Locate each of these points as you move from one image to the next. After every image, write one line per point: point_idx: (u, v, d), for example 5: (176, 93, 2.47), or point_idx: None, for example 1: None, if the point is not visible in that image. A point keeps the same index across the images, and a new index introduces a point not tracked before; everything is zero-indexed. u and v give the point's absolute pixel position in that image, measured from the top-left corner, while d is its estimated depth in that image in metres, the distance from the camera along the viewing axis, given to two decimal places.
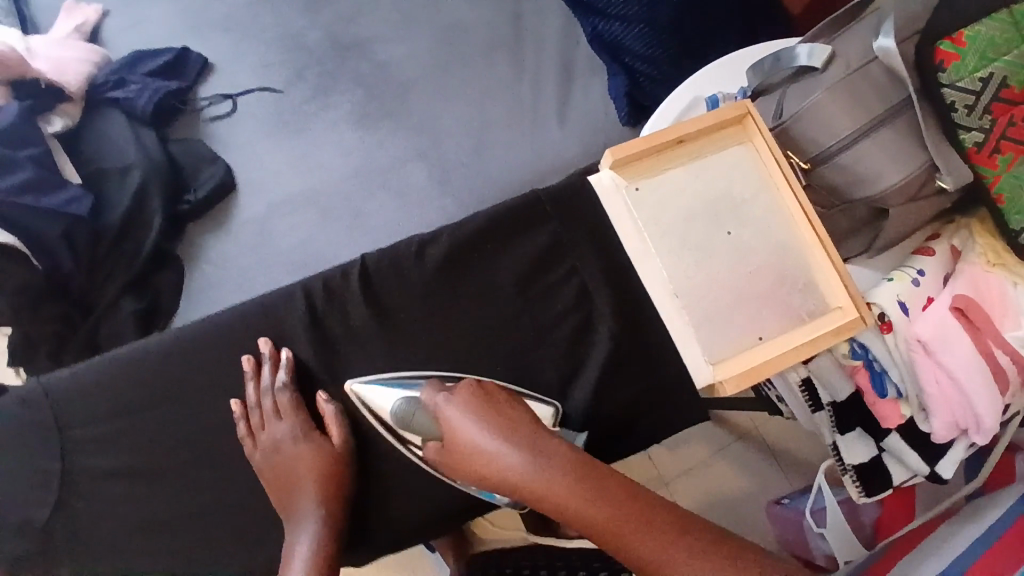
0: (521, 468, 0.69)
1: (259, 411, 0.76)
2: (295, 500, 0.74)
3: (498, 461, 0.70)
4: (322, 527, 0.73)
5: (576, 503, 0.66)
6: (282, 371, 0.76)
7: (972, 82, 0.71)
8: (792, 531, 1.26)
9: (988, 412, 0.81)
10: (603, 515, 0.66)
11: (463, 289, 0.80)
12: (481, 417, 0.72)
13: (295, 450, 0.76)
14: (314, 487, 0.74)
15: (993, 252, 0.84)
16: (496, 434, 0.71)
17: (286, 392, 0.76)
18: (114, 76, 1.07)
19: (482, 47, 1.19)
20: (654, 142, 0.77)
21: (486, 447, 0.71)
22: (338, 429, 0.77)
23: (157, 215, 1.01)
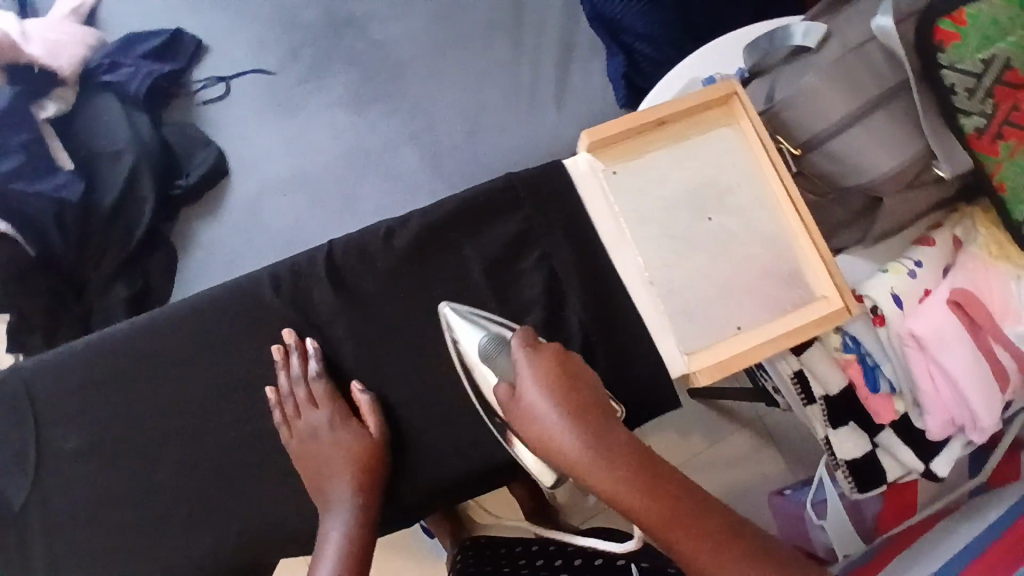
0: (584, 455, 0.59)
1: (292, 401, 0.71)
2: (329, 492, 0.69)
3: (560, 440, 0.60)
4: (357, 514, 0.68)
5: (638, 502, 0.58)
6: (311, 362, 0.71)
7: (975, 63, 0.67)
8: (794, 522, 1.20)
9: (984, 410, 0.78)
10: (666, 522, 0.58)
11: (430, 272, 0.75)
12: (551, 389, 0.62)
13: (331, 442, 0.71)
14: (351, 475, 0.70)
15: (996, 243, 0.80)
16: (567, 412, 0.61)
17: (321, 380, 0.71)
18: (108, 59, 1.07)
19: (480, 26, 1.16)
20: (634, 123, 0.75)
21: (551, 425, 0.60)
22: (374, 419, 0.71)
23: (148, 198, 1.02)
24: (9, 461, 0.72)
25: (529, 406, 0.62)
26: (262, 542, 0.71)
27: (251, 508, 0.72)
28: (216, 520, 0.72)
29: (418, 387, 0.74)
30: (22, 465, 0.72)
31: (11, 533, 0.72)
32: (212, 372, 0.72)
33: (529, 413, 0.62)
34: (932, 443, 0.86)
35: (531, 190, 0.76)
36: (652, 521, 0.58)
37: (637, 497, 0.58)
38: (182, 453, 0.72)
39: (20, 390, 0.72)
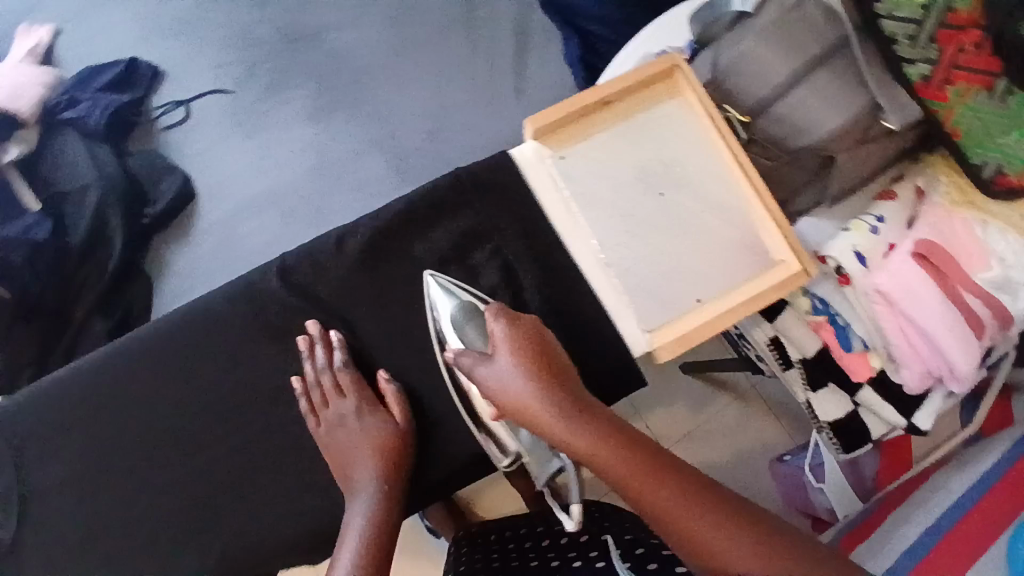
0: (560, 421, 0.62)
1: (319, 390, 0.73)
2: (355, 481, 0.71)
3: (537, 407, 0.62)
4: (381, 499, 0.69)
5: (614, 465, 0.60)
6: (337, 353, 0.73)
7: (914, 9, 0.65)
8: (796, 487, 1.13)
9: (960, 360, 0.77)
10: (641, 483, 0.60)
11: (385, 277, 0.75)
12: (527, 362, 0.64)
13: (358, 431, 0.72)
14: (379, 461, 0.71)
15: (957, 190, 0.78)
16: (543, 382, 0.63)
17: (347, 369, 0.73)
18: (66, 96, 1.08)
19: (433, 25, 1.15)
20: (578, 105, 0.73)
21: (527, 394, 0.62)
22: (399, 407, 0.72)
23: (118, 231, 1.03)
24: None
25: (503, 378, 0.63)
26: (247, 558, 0.73)
27: (234, 526, 0.73)
28: (201, 540, 0.73)
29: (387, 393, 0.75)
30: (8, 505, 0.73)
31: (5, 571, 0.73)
32: (182, 396, 0.73)
33: (506, 386, 0.63)
34: (913, 397, 0.85)
35: (480, 186, 0.77)
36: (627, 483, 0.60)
37: (625, 464, 0.60)
38: (161, 478, 0.73)
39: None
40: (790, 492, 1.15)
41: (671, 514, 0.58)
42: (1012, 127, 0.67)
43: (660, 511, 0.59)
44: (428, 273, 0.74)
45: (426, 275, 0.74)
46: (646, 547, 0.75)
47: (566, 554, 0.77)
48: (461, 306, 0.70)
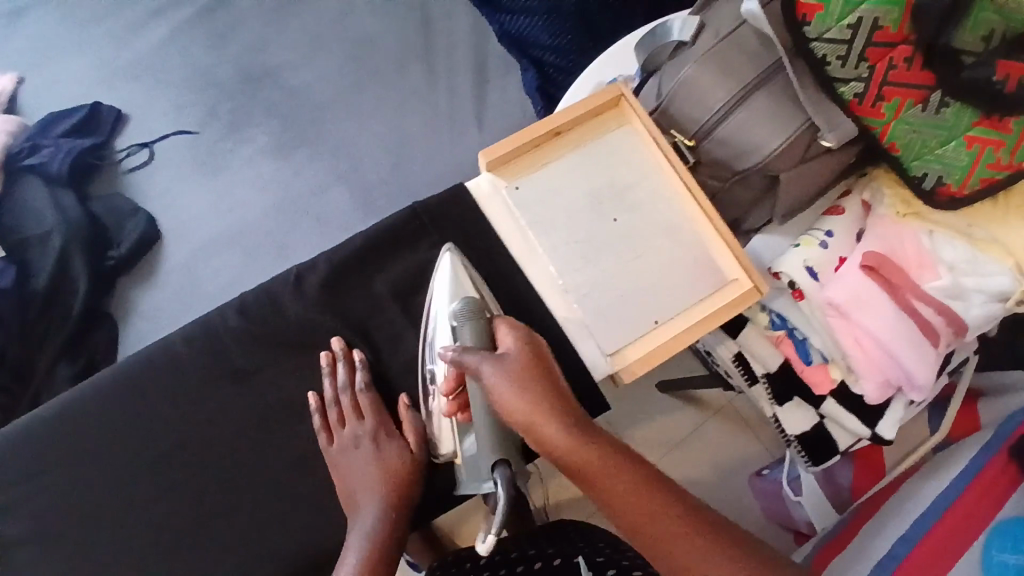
0: (561, 433, 0.59)
1: (336, 409, 0.72)
2: (368, 502, 0.69)
3: (540, 415, 0.60)
4: (387, 522, 0.68)
5: (614, 483, 0.57)
6: (359, 373, 0.73)
7: (842, 30, 0.68)
8: (775, 501, 1.11)
9: (916, 368, 0.79)
10: (640, 506, 0.56)
11: (341, 311, 0.76)
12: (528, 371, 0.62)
13: (374, 454, 0.71)
14: (389, 486, 0.70)
15: (902, 202, 0.80)
16: (543, 392, 0.60)
17: (370, 393, 0.74)
18: (29, 142, 1.08)
19: (393, 59, 1.17)
20: (530, 136, 0.77)
21: (525, 403, 0.60)
22: (417, 435, 0.73)
23: (81, 275, 1.02)
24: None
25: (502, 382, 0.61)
26: None
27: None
28: None
29: None
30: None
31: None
32: (140, 441, 0.72)
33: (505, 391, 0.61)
34: (876, 406, 0.86)
35: (437, 218, 0.79)
36: (625, 505, 0.56)
37: (627, 481, 0.57)
38: (118, 531, 0.71)
39: None
40: (770, 507, 1.13)
41: (667, 539, 0.54)
42: (947, 138, 0.72)
43: (658, 540, 0.54)
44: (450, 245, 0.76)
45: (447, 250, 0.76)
46: (616, 568, 0.75)
47: None
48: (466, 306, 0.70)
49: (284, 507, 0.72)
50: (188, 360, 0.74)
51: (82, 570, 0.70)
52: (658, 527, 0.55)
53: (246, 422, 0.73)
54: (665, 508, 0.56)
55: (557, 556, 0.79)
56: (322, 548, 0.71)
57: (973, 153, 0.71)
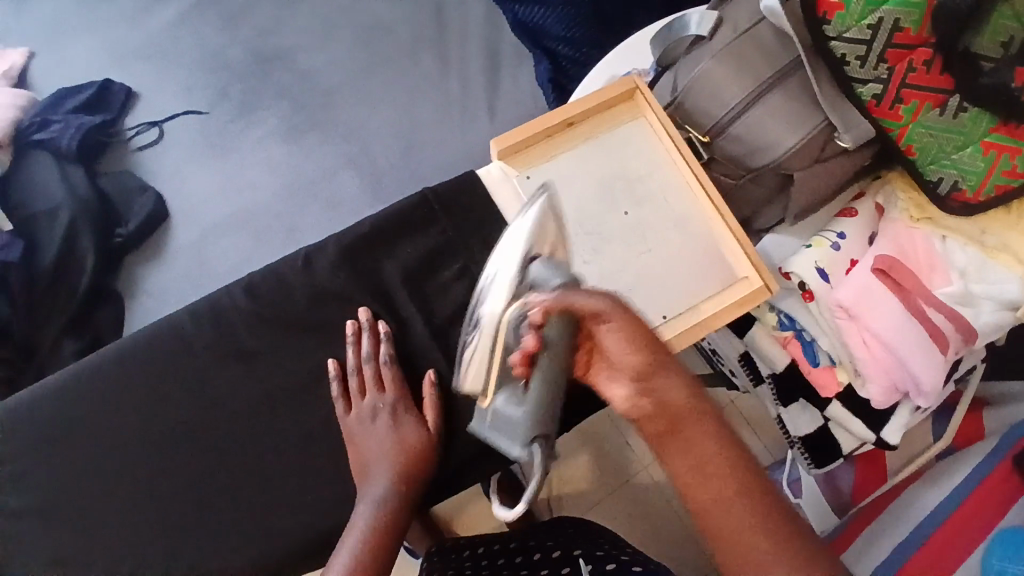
0: (677, 404, 0.51)
1: (358, 378, 0.71)
2: (380, 473, 0.67)
3: (660, 377, 0.51)
4: (395, 500, 0.66)
5: (721, 475, 0.50)
6: (383, 345, 0.72)
7: (861, 31, 0.67)
8: None
9: (925, 375, 0.78)
10: (741, 509, 0.49)
11: (348, 295, 0.75)
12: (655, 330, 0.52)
13: (389, 428, 0.69)
14: (401, 464, 0.68)
15: (915, 206, 0.80)
16: (664, 356, 0.52)
17: (393, 365, 0.72)
18: (38, 117, 1.08)
19: (405, 45, 1.17)
20: (542, 126, 0.77)
21: (643, 361, 0.51)
22: (435, 413, 0.71)
23: (89, 252, 1.02)
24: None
25: (623, 335, 0.51)
26: None
27: (194, 556, 0.70)
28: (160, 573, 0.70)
29: None
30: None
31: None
32: (143, 418, 0.72)
33: (625, 345, 0.51)
34: (882, 410, 0.85)
35: (447, 204, 0.79)
36: (726, 503, 0.49)
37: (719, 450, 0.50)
38: (120, 507, 0.71)
39: None
40: None
41: (765, 557, 0.47)
42: (964, 142, 0.71)
43: (754, 553, 0.47)
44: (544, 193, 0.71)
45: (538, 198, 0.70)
46: (616, 562, 0.74)
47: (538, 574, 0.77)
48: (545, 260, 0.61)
49: (286, 489, 0.71)
50: (194, 339, 0.74)
51: (87, 544, 0.71)
52: (758, 538, 0.48)
53: (250, 403, 0.73)
54: (768, 519, 0.49)
55: (556, 548, 0.79)
56: (322, 533, 0.70)
57: (988, 159, 0.71)
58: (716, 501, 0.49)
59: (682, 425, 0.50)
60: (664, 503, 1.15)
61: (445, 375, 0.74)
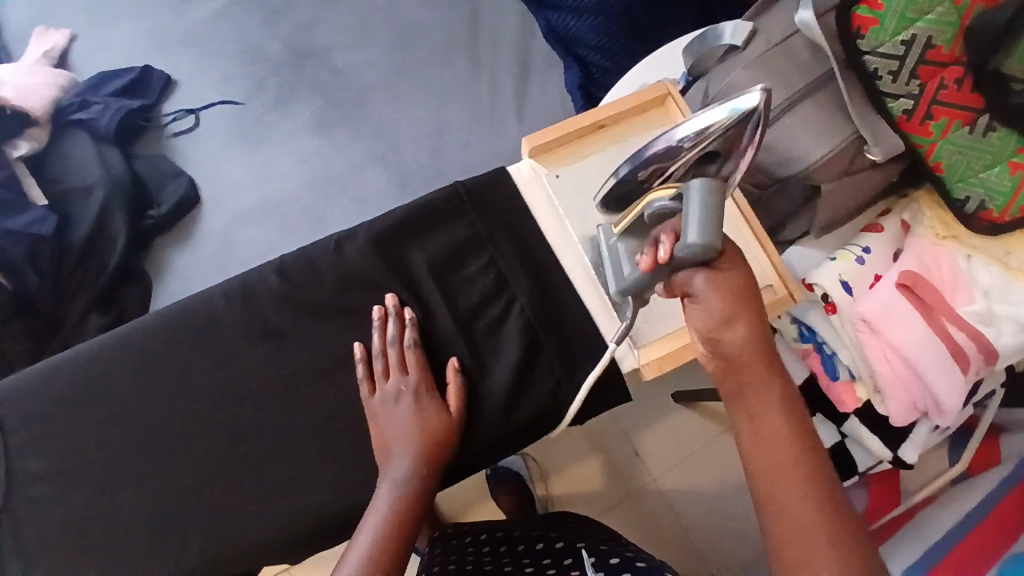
0: (752, 380, 0.55)
1: (382, 360, 0.72)
2: (402, 455, 0.69)
3: (746, 352, 0.55)
4: (417, 482, 0.68)
5: (780, 448, 0.54)
6: (409, 330, 0.73)
7: (895, 46, 0.68)
8: None
9: (945, 392, 0.78)
10: (793, 481, 0.53)
11: (377, 282, 0.76)
12: (748, 307, 0.55)
13: (412, 411, 0.70)
14: (425, 445, 0.69)
15: (941, 224, 0.81)
16: (753, 332, 0.55)
17: (417, 348, 0.73)
18: (78, 98, 1.10)
19: (439, 47, 1.19)
20: (573, 127, 0.79)
21: (729, 333, 0.55)
22: (458, 398, 0.72)
23: (120, 232, 1.04)
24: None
25: (716, 299, 0.55)
26: (218, 561, 0.70)
27: (211, 529, 0.71)
28: (174, 544, 0.71)
29: None
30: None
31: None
32: (168, 391, 0.73)
33: (718, 310, 0.55)
34: (899, 428, 0.85)
35: (477, 198, 0.80)
36: (777, 472, 0.54)
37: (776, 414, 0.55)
38: (141, 477, 0.72)
39: None
40: None
41: (802, 526, 0.52)
42: (992, 161, 0.72)
43: (793, 519, 0.52)
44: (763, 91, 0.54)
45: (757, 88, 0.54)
46: (619, 557, 0.78)
47: (540, 561, 0.80)
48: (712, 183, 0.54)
49: (303, 470, 0.72)
50: (222, 316, 0.75)
51: (106, 510, 0.72)
52: (800, 510, 0.52)
53: (273, 382, 0.74)
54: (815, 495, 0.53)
55: (560, 541, 0.83)
56: (338, 515, 0.71)
57: (1015, 179, 0.72)
58: (768, 469, 0.54)
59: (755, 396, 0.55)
60: (671, 514, 1.15)
61: (467, 365, 0.75)
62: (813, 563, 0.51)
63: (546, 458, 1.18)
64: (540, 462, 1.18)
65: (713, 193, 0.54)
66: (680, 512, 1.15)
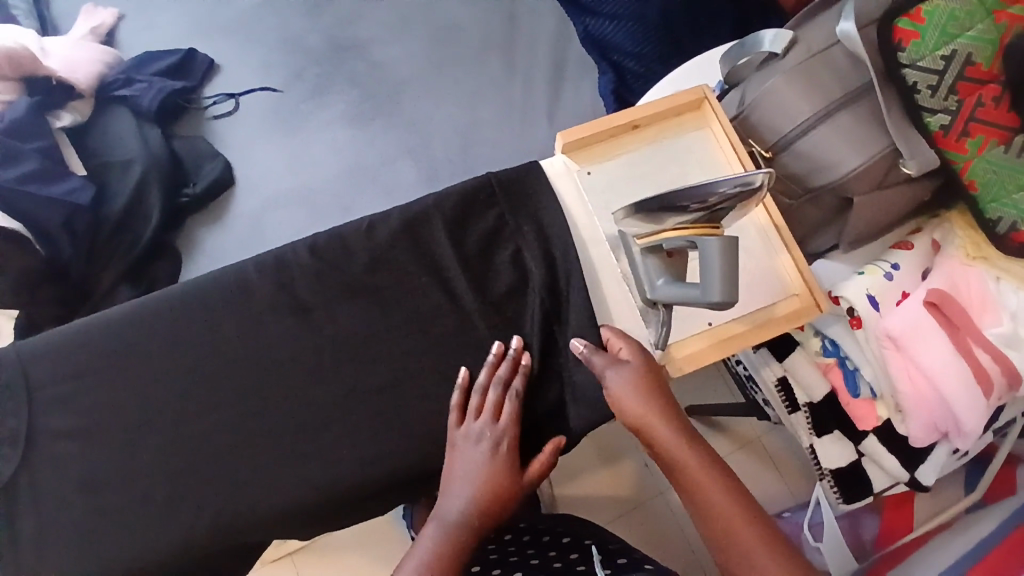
0: (669, 432, 0.68)
1: (481, 398, 0.72)
2: (461, 497, 0.69)
3: (631, 396, 0.68)
4: (460, 529, 0.68)
5: (710, 485, 0.65)
6: (518, 379, 0.73)
7: (935, 60, 0.69)
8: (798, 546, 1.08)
9: (967, 417, 0.77)
10: (707, 480, 0.66)
11: (405, 265, 0.77)
12: (649, 379, 0.69)
13: (487, 459, 0.69)
14: (483, 500, 0.69)
15: (972, 245, 0.81)
16: (661, 402, 0.69)
17: (517, 404, 0.72)
18: (123, 75, 1.13)
19: (476, 47, 1.21)
20: (607, 126, 0.80)
21: (647, 409, 0.68)
22: (538, 471, 0.71)
23: (156, 206, 1.06)
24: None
25: (623, 379, 0.69)
26: (233, 527, 0.71)
27: (225, 495, 0.71)
28: (189, 509, 0.71)
29: (395, 375, 0.75)
30: (7, 448, 0.72)
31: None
32: (194, 359, 0.74)
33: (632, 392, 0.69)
34: (918, 448, 0.85)
35: (508, 190, 0.80)
36: (692, 479, 0.66)
37: (667, 432, 0.68)
38: (160, 441, 0.73)
39: (11, 373, 0.74)
40: None
41: (725, 516, 0.64)
42: None
43: (737, 541, 0.63)
44: (763, 172, 0.61)
45: (758, 170, 0.61)
46: (627, 556, 0.82)
47: (545, 552, 0.84)
48: (726, 248, 0.63)
49: (319, 444, 0.73)
50: (251, 287, 0.76)
51: (126, 469, 0.72)
52: (734, 520, 0.63)
53: (299, 355, 0.75)
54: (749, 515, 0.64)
55: (566, 535, 0.88)
56: (353, 490, 0.72)
57: None
58: (686, 476, 0.66)
59: (681, 456, 0.67)
60: (673, 526, 1.16)
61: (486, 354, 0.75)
62: (739, 538, 0.63)
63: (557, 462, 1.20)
64: None
65: (728, 251, 0.63)
66: (687, 527, 1.16)
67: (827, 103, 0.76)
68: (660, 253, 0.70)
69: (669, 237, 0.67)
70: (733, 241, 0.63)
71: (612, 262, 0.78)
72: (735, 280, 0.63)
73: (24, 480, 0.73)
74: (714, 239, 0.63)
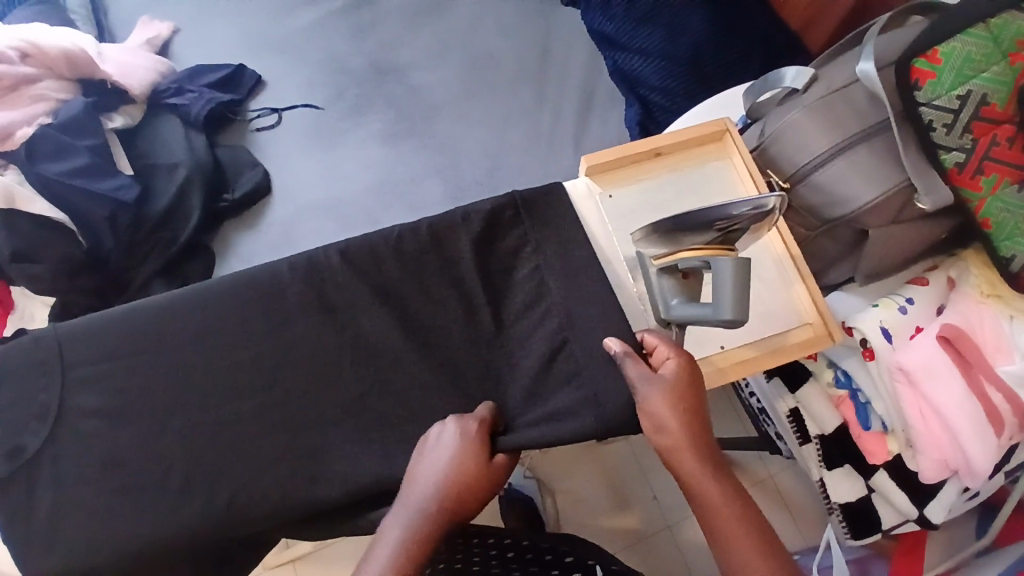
0: (699, 463, 0.66)
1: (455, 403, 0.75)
2: (429, 483, 0.65)
3: (666, 416, 0.68)
4: (424, 513, 0.64)
5: (727, 519, 0.64)
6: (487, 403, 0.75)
7: (951, 100, 0.72)
8: None
9: (978, 455, 0.77)
10: (725, 516, 0.64)
11: (429, 273, 0.81)
12: (682, 401, 0.68)
13: (453, 440, 0.68)
14: (445, 481, 0.65)
15: (987, 283, 0.82)
16: (691, 426, 0.67)
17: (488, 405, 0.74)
18: (175, 85, 1.19)
19: (509, 76, 1.26)
20: (630, 151, 0.83)
21: (677, 436, 0.67)
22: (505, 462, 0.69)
23: (196, 210, 1.11)
24: (25, 416, 0.75)
25: (658, 394, 0.68)
26: (243, 515, 0.73)
27: (239, 484, 0.74)
28: (203, 496, 0.73)
29: (414, 377, 0.78)
30: (36, 423, 0.75)
31: (13, 488, 0.73)
32: (221, 350, 0.77)
33: (661, 413, 0.68)
34: (927, 486, 0.85)
35: (532, 208, 0.83)
36: (711, 512, 0.65)
37: (693, 461, 0.66)
38: (182, 427, 0.75)
39: (45, 354, 0.77)
40: None
41: (738, 550, 0.63)
42: None
43: None
44: (777, 196, 0.64)
45: (772, 194, 0.64)
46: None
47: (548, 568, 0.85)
48: (740, 269, 0.65)
49: (335, 439, 0.76)
50: (284, 285, 0.79)
51: (147, 451, 0.75)
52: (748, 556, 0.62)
53: (321, 353, 0.78)
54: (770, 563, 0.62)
55: (570, 555, 0.88)
56: (365, 486, 0.74)
57: None
58: (706, 508, 0.65)
59: (701, 488, 0.65)
60: (677, 560, 1.16)
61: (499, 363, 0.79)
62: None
63: (562, 488, 1.21)
64: (554, 489, 1.21)
65: (741, 271, 0.66)
66: (690, 562, 1.16)
67: (845, 138, 0.79)
68: (675, 274, 0.73)
69: (685, 256, 0.69)
70: (746, 262, 0.66)
71: (632, 282, 0.81)
72: (745, 300, 0.66)
73: (45, 455, 0.75)
74: (727, 260, 0.66)
